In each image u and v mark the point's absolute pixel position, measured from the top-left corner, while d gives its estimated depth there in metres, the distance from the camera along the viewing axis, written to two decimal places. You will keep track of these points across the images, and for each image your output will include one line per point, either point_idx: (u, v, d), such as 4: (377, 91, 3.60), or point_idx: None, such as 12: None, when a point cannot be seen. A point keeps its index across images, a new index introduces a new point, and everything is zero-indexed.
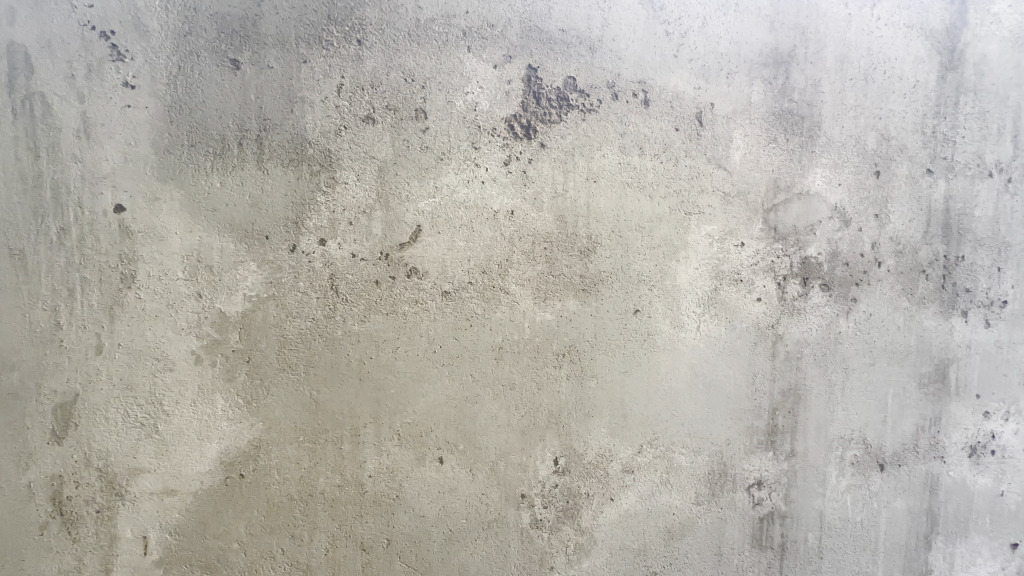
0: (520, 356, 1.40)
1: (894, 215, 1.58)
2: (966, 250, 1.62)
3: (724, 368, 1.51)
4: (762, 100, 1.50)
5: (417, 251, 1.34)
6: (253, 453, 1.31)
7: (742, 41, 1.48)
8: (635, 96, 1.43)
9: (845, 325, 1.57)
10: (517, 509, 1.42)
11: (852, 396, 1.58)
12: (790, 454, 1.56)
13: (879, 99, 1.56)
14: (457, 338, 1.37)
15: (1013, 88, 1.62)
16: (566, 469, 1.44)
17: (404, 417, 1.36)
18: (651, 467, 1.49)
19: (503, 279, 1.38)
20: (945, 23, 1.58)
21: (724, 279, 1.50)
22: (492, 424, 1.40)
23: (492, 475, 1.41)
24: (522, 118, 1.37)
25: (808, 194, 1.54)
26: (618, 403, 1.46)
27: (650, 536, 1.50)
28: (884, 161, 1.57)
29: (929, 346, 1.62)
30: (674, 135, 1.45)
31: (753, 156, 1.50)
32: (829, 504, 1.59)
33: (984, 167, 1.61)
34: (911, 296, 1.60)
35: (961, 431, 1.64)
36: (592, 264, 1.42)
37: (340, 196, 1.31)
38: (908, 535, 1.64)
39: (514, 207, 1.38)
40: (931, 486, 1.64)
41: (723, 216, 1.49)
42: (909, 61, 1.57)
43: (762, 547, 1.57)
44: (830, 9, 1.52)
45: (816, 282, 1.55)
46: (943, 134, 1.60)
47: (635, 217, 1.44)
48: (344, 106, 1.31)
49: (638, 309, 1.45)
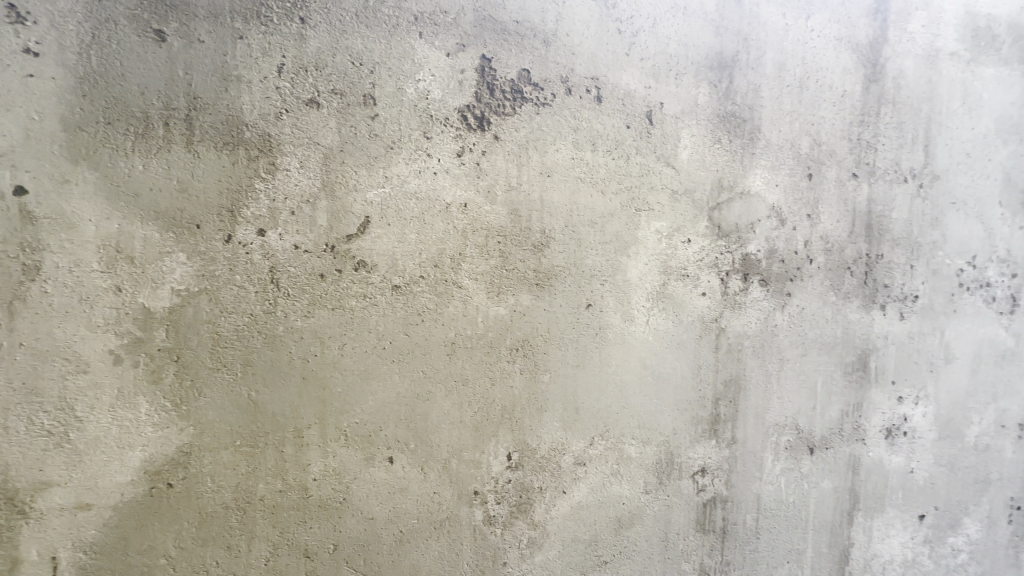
0: (473, 352, 1.38)
1: (824, 215, 1.69)
2: (884, 249, 1.76)
3: (671, 360, 1.56)
4: (707, 101, 1.55)
5: (365, 243, 1.29)
6: (183, 460, 1.21)
7: (690, 43, 1.52)
8: (589, 92, 1.44)
9: (780, 318, 1.67)
10: (469, 506, 1.40)
11: (786, 384, 1.68)
12: (731, 441, 1.64)
13: (812, 106, 1.66)
14: (408, 334, 1.33)
15: (925, 101, 1.78)
16: (519, 464, 1.44)
17: (352, 417, 1.30)
18: (602, 459, 1.52)
19: (455, 273, 1.35)
20: (869, 38, 1.70)
21: (671, 275, 1.54)
22: (444, 421, 1.37)
23: (443, 473, 1.38)
24: (475, 108, 1.35)
25: (749, 194, 1.61)
26: (570, 397, 1.47)
27: (601, 526, 1.53)
28: (816, 164, 1.67)
29: (853, 337, 1.75)
30: (625, 132, 1.48)
31: (699, 156, 1.56)
32: (766, 487, 1.69)
33: (901, 173, 1.76)
34: (837, 291, 1.73)
35: (880, 414, 1.79)
36: (545, 258, 1.42)
37: (281, 183, 1.23)
38: (833, 512, 1.77)
39: (467, 200, 1.35)
40: (854, 466, 1.78)
41: (671, 213, 1.53)
42: (838, 72, 1.68)
43: (706, 532, 1.64)
44: (769, 18, 1.60)
45: (755, 278, 1.63)
46: (867, 141, 1.72)
47: (587, 212, 1.45)
48: (285, 88, 1.23)
49: (590, 303, 1.47)
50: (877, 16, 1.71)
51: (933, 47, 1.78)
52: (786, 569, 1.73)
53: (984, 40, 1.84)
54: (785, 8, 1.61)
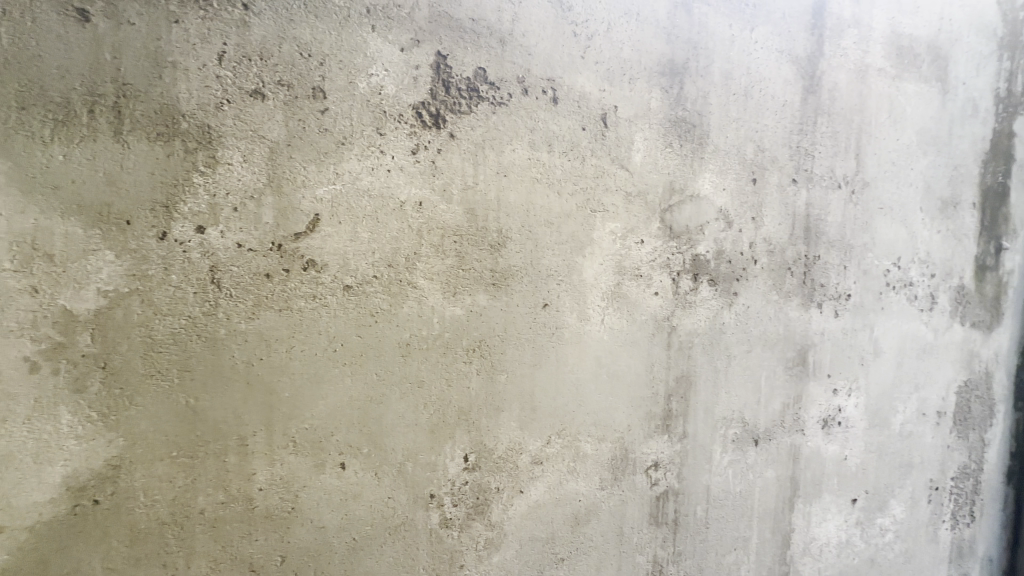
0: (429, 353, 1.36)
1: (767, 218, 1.78)
2: (821, 250, 1.88)
3: (626, 358, 1.60)
4: (660, 106, 1.60)
5: (315, 242, 1.24)
6: (111, 474, 1.12)
7: (643, 49, 1.56)
8: (545, 93, 1.45)
9: (728, 316, 1.74)
10: (425, 510, 1.38)
11: (734, 380, 1.76)
12: (682, 436, 1.70)
13: (756, 114, 1.74)
14: (361, 336, 1.29)
15: (856, 113, 1.91)
16: (476, 465, 1.43)
17: (301, 422, 1.25)
18: (559, 457, 1.53)
19: (410, 273, 1.33)
20: (807, 51, 1.81)
21: (626, 275, 1.58)
22: (399, 424, 1.34)
23: (398, 477, 1.35)
24: (431, 106, 1.32)
25: (698, 197, 1.67)
26: (527, 396, 1.48)
27: (558, 524, 1.54)
28: (760, 170, 1.76)
29: (793, 334, 1.85)
30: (581, 134, 1.50)
31: (651, 159, 1.60)
32: (715, 478, 1.76)
33: (835, 179, 1.88)
34: (780, 290, 1.82)
35: (817, 406, 1.91)
36: (502, 259, 1.42)
37: (222, 177, 1.17)
38: (776, 500, 1.87)
39: (423, 198, 1.33)
40: (794, 456, 1.89)
41: (625, 214, 1.57)
42: (780, 83, 1.77)
43: (659, 524, 1.69)
44: (717, 28, 1.66)
45: (704, 278, 1.70)
46: (805, 148, 1.83)
47: (544, 212, 1.46)
48: (227, 77, 1.16)
49: (546, 303, 1.48)
50: (814, 31, 1.81)
51: (864, 63, 1.91)
52: (733, 556, 1.81)
53: (905, 59, 2.00)
54: (731, 19, 1.68)
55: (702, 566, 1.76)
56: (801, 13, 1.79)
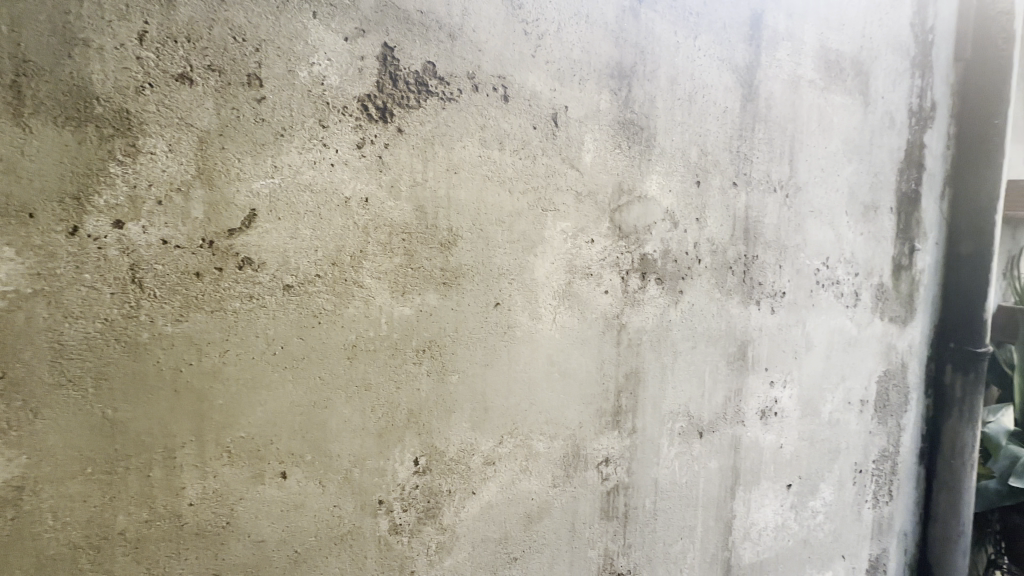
0: (377, 355, 1.31)
1: (710, 219, 1.86)
2: (759, 250, 1.98)
3: (577, 356, 1.62)
4: (609, 107, 1.63)
5: (251, 239, 1.16)
6: (12, 497, 1.00)
7: (592, 51, 1.58)
8: (495, 90, 1.43)
9: (674, 313, 1.80)
10: (374, 517, 1.33)
11: (680, 375, 1.82)
12: (631, 431, 1.74)
13: (700, 119, 1.81)
14: (303, 338, 1.23)
15: (790, 121, 2.03)
16: (426, 468, 1.40)
17: (236, 431, 1.17)
18: (512, 457, 1.53)
19: (356, 272, 1.28)
20: (746, 61, 1.90)
21: (576, 273, 1.60)
22: (344, 429, 1.29)
23: (345, 484, 1.29)
24: (377, 99, 1.28)
25: (646, 198, 1.72)
26: (479, 396, 1.46)
27: (511, 524, 1.54)
28: (703, 173, 1.83)
29: (735, 330, 1.94)
30: (532, 132, 1.50)
31: (601, 159, 1.63)
32: (662, 471, 1.82)
33: (771, 183, 1.99)
34: (722, 288, 1.90)
35: (755, 398, 2.01)
36: (452, 257, 1.40)
37: (145, 168, 1.07)
38: (719, 489, 1.95)
39: (369, 194, 1.28)
40: (735, 446, 1.98)
41: (576, 214, 1.59)
42: (721, 90, 1.85)
43: (610, 518, 1.72)
44: (663, 34, 1.71)
45: (652, 276, 1.74)
46: (745, 153, 1.92)
47: (495, 211, 1.45)
48: (149, 58, 1.07)
49: (498, 302, 1.47)
50: (752, 42, 1.91)
51: (796, 74, 2.03)
52: (680, 545, 1.88)
53: (833, 72, 2.14)
54: (676, 27, 1.73)
55: (651, 557, 1.82)
56: (741, 24, 1.87)
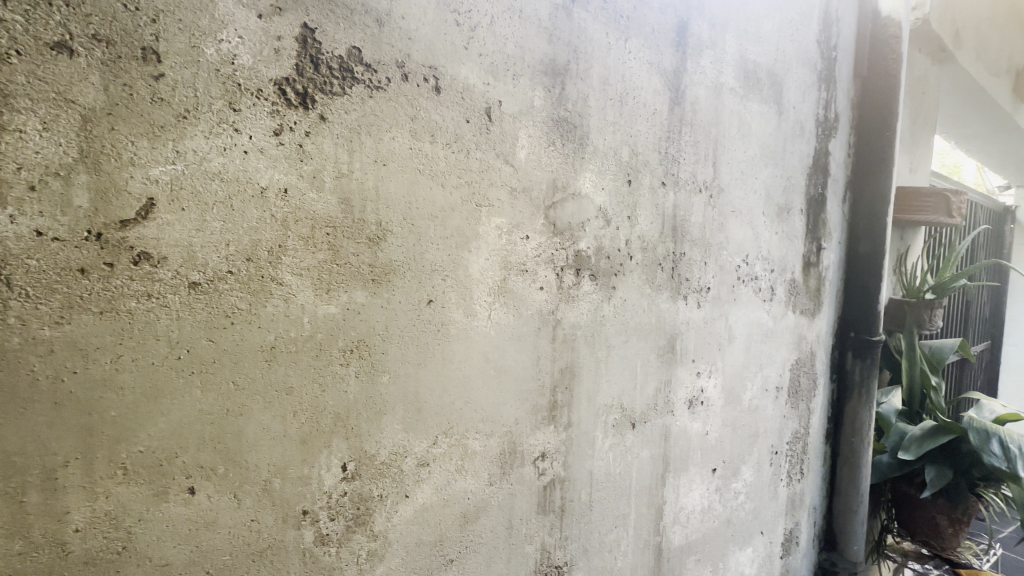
0: (300, 357, 1.23)
1: (641, 218, 1.92)
2: (686, 248, 2.08)
3: (513, 353, 1.61)
4: (543, 104, 1.63)
5: (148, 231, 1.05)
6: None
7: (526, 47, 1.58)
8: (426, 81, 1.39)
9: (607, 309, 1.85)
10: (297, 529, 1.25)
11: (613, 368, 1.88)
12: (567, 425, 1.77)
13: (631, 120, 1.86)
14: (213, 340, 1.12)
15: (712, 126, 2.15)
16: (355, 474, 1.34)
17: (133, 445, 1.05)
18: (446, 457, 1.50)
19: (275, 268, 1.19)
20: (673, 66, 1.98)
21: (511, 270, 1.60)
22: (263, 437, 1.19)
23: (263, 496, 1.20)
24: (297, 83, 1.20)
25: (580, 195, 1.75)
26: (412, 397, 1.42)
27: (446, 525, 1.51)
28: (634, 172, 1.89)
29: (664, 324, 2.03)
30: (465, 126, 1.47)
31: (535, 156, 1.63)
32: (597, 462, 1.86)
33: (696, 184, 2.10)
34: (652, 284, 1.98)
35: (683, 388, 2.13)
36: (382, 253, 1.34)
37: (12, 148, 0.92)
38: (650, 477, 2.04)
39: (288, 184, 1.20)
40: (665, 435, 2.08)
41: (510, 210, 1.58)
42: (650, 92, 1.91)
43: (546, 512, 1.74)
44: (595, 35, 1.74)
45: (586, 273, 1.78)
46: (672, 154, 2.01)
47: (427, 206, 1.41)
48: (16, 21, 0.91)
49: (431, 299, 1.43)
50: (678, 48, 1.99)
51: (718, 81, 2.15)
52: (614, 534, 1.93)
53: (751, 82, 2.29)
54: (608, 28, 1.77)
55: (587, 547, 1.86)
56: (668, 29, 1.95)
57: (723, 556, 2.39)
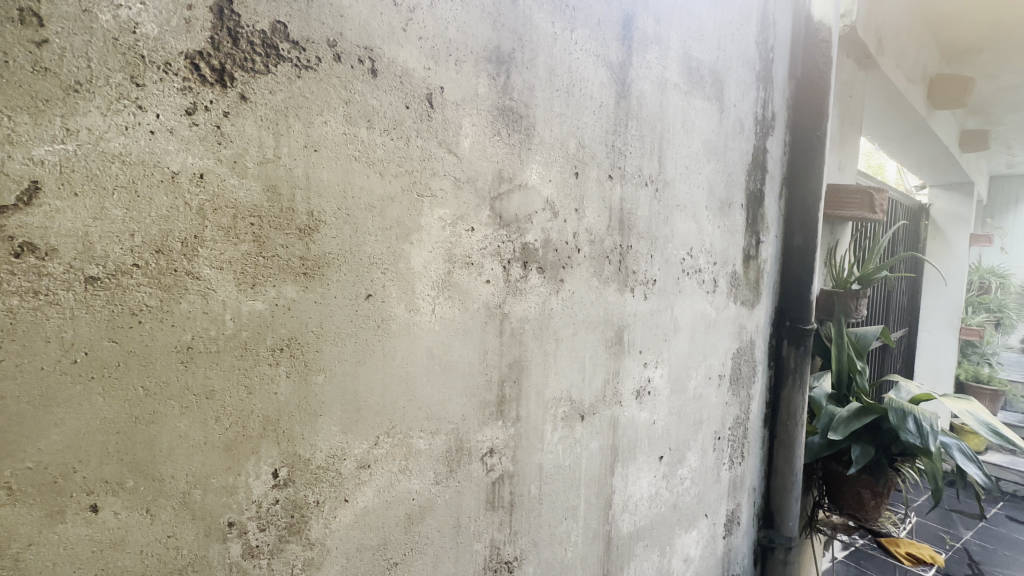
0: (222, 357, 1.14)
1: (588, 211, 1.93)
2: (632, 241, 2.11)
3: (459, 348, 1.57)
4: (487, 92, 1.59)
5: (34, 219, 0.92)
6: None
7: (469, 32, 1.52)
8: (361, 63, 1.31)
9: (555, 302, 1.84)
10: (222, 543, 1.16)
11: (562, 361, 1.88)
12: (515, 419, 1.75)
13: (577, 112, 1.86)
14: (117, 341, 1.01)
15: (658, 121, 2.18)
16: (288, 480, 1.26)
17: (19, 462, 0.92)
18: (388, 457, 1.44)
19: (190, 261, 1.08)
20: (619, 59, 1.99)
21: (456, 262, 1.55)
22: (179, 445, 1.09)
23: (181, 510, 1.10)
24: (212, 58, 1.09)
25: (526, 186, 1.72)
26: (350, 397, 1.35)
27: (390, 528, 1.45)
28: (581, 164, 1.89)
29: (612, 315, 2.06)
30: (404, 112, 1.40)
31: (480, 145, 1.59)
32: (547, 455, 1.86)
33: (642, 178, 2.13)
34: (600, 277, 1.99)
35: (630, 378, 2.17)
36: (314, 245, 1.26)
37: None
38: (600, 468, 2.07)
39: (204, 169, 1.09)
40: (614, 425, 2.11)
41: (455, 201, 1.54)
42: (597, 85, 1.91)
43: (495, 508, 1.71)
44: (541, 24, 1.71)
45: (533, 266, 1.77)
46: (619, 148, 2.03)
47: (364, 195, 1.34)
48: None
49: (369, 293, 1.36)
50: (624, 42, 2.00)
51: (663, 76, 2.18)
52: (564, 525, 1.94)
53: (694, 79, 2.34)
54: (554, 18, 1.75)
55: (537, 540, 1.85)
56: (614, 22, 1.95)
57: (670, 540, 2.47)
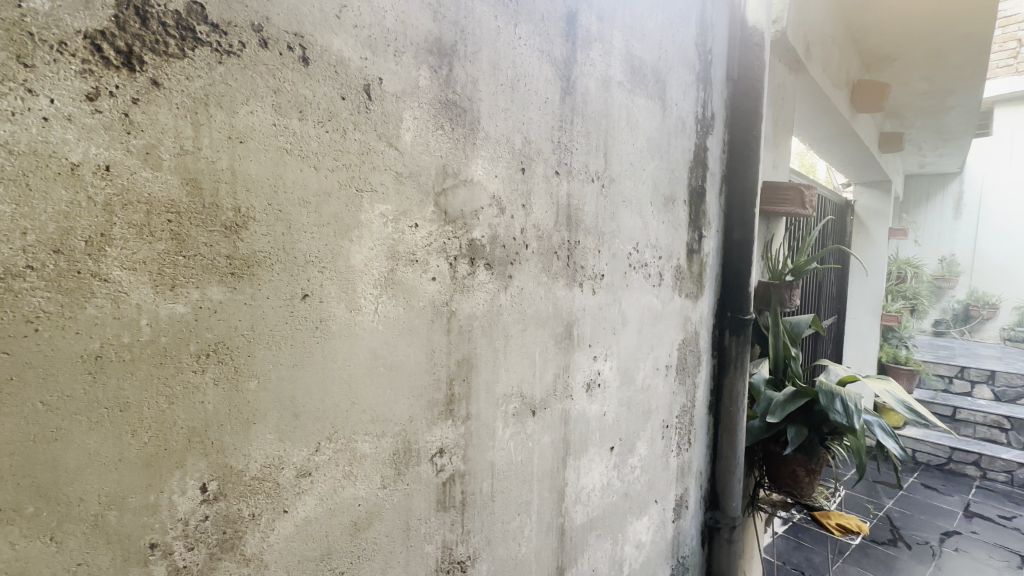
0: (137, 366, 1.04)
1: (535, 206, 1.93)
2: (580, 236, 2.14)
3: (404, 347, 1.53)
4: (428, 85, 1.55)
5: None
6: None
7: (408, 22, 1.47)
8: (291, 50, 1.24)
9: (504, 298, 1.84)
10: (144, 566, 1.08)
11: (512, 357, 1.88)
12: (465, 418, 1.73)
13: (522, 108, 1.85)
14: (9, 352, 0.90)
15: (603, 118, 2.22)
16: (218, 495, 1.18)
17: None
18: (331, 463, 1.38)
19: (97, 261, 0.99)
20: (564, 55, 2.00)
21: (400, 260, 1.51)
22: (90, 462, 1.00)
23: (94, 535, 1.01)
24: (117, 39, 1.00)
25: (471, 182, 1.70)
26: (286, 403, 1.28)
27: (334, 537, 1.40)
28: (527, 160, 1.89)
29: (561, 310, 2.08)
30: (340, 103, 1.34)
31: (423, 140, 1.55)
32: (498, 452, 1.86)
33: (589, 174, 2.16)
34: (548, 273, 2.01)
35: (580, 372, 2.20)
36: (242, 243, 1.18)
37: None
38: (552, 461, 2.08)
39: (111, 160, 1.00)
40: (565, 419, 2.14)
41: (397, 196, 1.49)
42: (542, 81, 1.92)
43: (446, 509, 1.69)
44: (483, 16, 1.68)
45: (480, 262, 1.75)
46: (565, 144, 2.04)
47: (297, 190, 1.27)
48: None
49: (306, 293, 1.30)
50: (568, 39, 2.01)
51: (607, 74, 2.22)
52: (517, 521, 1.95)
53: (637, 77, 2.39)
54: (497, 11, 1.73)
55: (490, 538, 1.84)
56: (558, 19, 1.95)
57: (622, 528, 2.53)
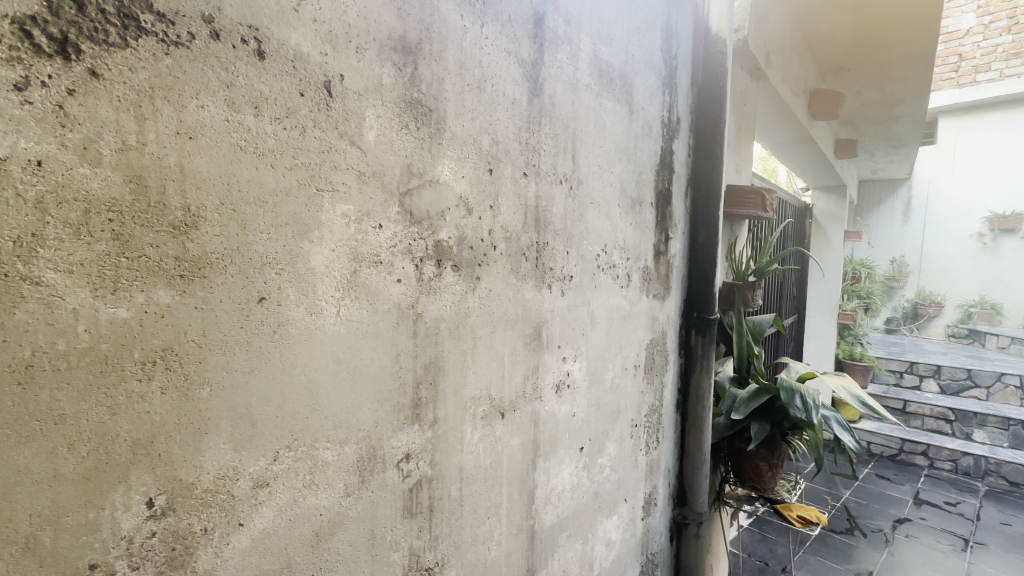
0: (74, 375, 0.98)
1: (502, 207, 1.92)
2: (548, 237, 2.14)
3: (368, 351, 1.49)
4: (392, 84, 1.52)
5: None
6: None
7: (371, 18, 1.44)
8: (245, 43, 1.19)
9: (472, 300, 1.82)
10: None
11: (480, 359, 1.86)
12: (432, 422, 1.70)
13: (489, 108, 1.84)
14: None
15: (571, 120, 2.23)
16: (166, 510, 1.12)
17: None
18: (291, 473, 1.33)
19: (28, 263, 0.92)
20: (531, 56, 2.00)
21: (362, 262, 1.47)
22: (19, 481, 0.92)
23: (24, 559, 0.93)
24: (50, 25, 0.93)
25: (438, 182, 1.68)
26: (241, 411, 1.23)
27: (294, 549, 1.35)
28: (494, 161, 1.88)
29: (529, 311, 2.07)
30: (298, 100, 1.30)
31: (387, 139, 1.51)
32: (466, 456, 1.83)
33: (557, 175, 2.17)
34: (517, 274, 2.00)
35: (550, 373, 2.20)
36: (192, 244, 1.12)
37: None
38: (521, 464, 2.08)
39: (44, 154, 0.93)
40: (534, 420, 2.13)
41: (359, 196, 1.45)
42: (509, 82, 1.91)
43: (413, 515, 1.65)
44: (449, 15, 1.66)
45: (447, 264, 1.73)
46: (533, 145, 2.04)
47: (253, 188, 1.22)
48: None
49: (262, 296, 1.25)
50: (535, 40, 2.01)
51: (574, 77, 2.23)
52: (486, 525, 1.93)
53: (604, 81, 2.42)
54: (463, 10, 1.71)
55: (458, 543, 1.82)
56: (525, 20, 1.95)
57: (592, 527, 2.55)
